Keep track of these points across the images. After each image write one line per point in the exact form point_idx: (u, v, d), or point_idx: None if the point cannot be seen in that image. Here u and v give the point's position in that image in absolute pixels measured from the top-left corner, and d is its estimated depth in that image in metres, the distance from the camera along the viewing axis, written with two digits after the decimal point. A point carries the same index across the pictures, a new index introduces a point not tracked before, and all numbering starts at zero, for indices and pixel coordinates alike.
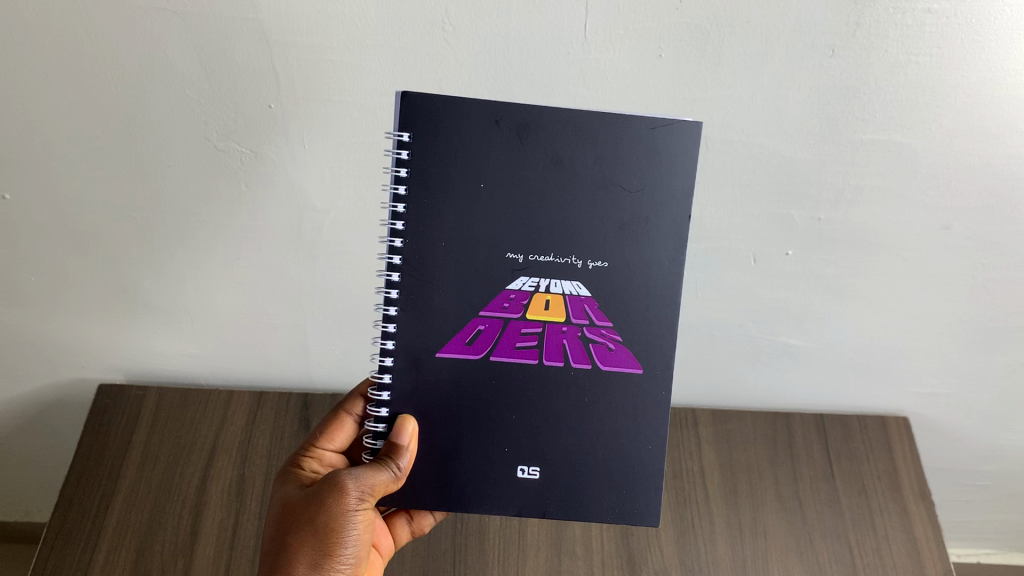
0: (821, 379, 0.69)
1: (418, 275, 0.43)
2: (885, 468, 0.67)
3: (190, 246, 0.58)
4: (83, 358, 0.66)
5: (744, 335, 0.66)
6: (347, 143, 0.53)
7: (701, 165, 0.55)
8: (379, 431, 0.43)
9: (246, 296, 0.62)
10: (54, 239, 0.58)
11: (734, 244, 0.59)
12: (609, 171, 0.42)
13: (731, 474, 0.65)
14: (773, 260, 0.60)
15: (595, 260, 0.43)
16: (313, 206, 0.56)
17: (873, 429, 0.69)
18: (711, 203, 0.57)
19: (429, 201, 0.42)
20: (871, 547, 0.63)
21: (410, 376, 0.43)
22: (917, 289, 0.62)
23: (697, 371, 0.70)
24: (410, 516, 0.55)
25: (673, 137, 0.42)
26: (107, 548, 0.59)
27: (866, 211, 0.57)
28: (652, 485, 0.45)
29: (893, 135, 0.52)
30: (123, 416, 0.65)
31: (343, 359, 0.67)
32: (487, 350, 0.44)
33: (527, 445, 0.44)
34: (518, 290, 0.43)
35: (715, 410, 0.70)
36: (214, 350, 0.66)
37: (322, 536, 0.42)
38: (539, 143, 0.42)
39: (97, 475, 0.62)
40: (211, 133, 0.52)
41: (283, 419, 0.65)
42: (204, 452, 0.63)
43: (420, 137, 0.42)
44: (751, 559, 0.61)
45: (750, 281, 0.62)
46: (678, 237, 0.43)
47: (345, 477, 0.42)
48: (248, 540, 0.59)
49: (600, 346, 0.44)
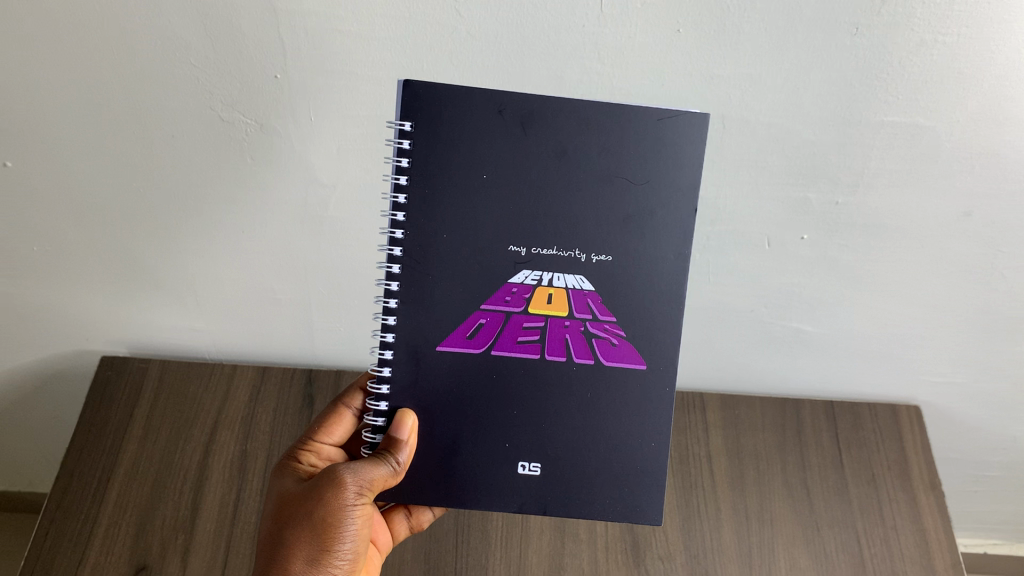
0: (832, 366, 0.68)
1: (419, 267, 0.42)
2: (895, 457, 0.66)
3: (197, 219, 0.58)
4: (87, 333, 0.66)
5: (757, 320, 0.65)
6: (352, 115, 0.52)
7: (717, 144, 0.53)
8: (378, 426, 0.42)
9: (252, 272, 0.61)
10: (56, 208, 0.57)
11: (750, 227, 0.58)
12: (614, 162, 0.42)
13: (737, 460, 0.64)
14: (788, 244, 0.59)
15: (599, 255, 0.42)
16: (319, 179, 0.55)
17: (883, 416, 0.68)
18: (726, 184, 0.55)
19: (431, 191, 0.42)
20: (879, 536, 0.62)
21: (410, 369, 0.43)
22: (934, 276, 0.60)
23: (706, 355, 0.68)
24: (409, 512, 0.54)
25: (680, 129, 0.42)
26: (107, 522, 0.59)
27: (883, 195, 0.55)
28: (656, 483, 0.44)
29: (915, 117, 0.51)
30: (126, 389, 0.65)
31: (346, 336, 0.66)
32: (488, 344, 0.43)
33: (528, 441, 0.43)
34: (521, 284, 0.42)
35: (723, 395, 0.68)
36: (217, 323, 0.66)
37: (320, 530, 0.41)
38: (543, 134, 0.41)
39: (98, 447, 0.62)
40: (216, 104, 0.51)
41: (286, 394, 0.65)
42: (206, 426, 0.63)
43: (422, 127, 0.41)
44: (757, 547, 0.61)
45: (764, 265, 0.60)
46: (685, 231, 0.42)
47: (343, 472, 0.42)
48: (249, 516, 0.59)
49: (603, 342, 0.43)
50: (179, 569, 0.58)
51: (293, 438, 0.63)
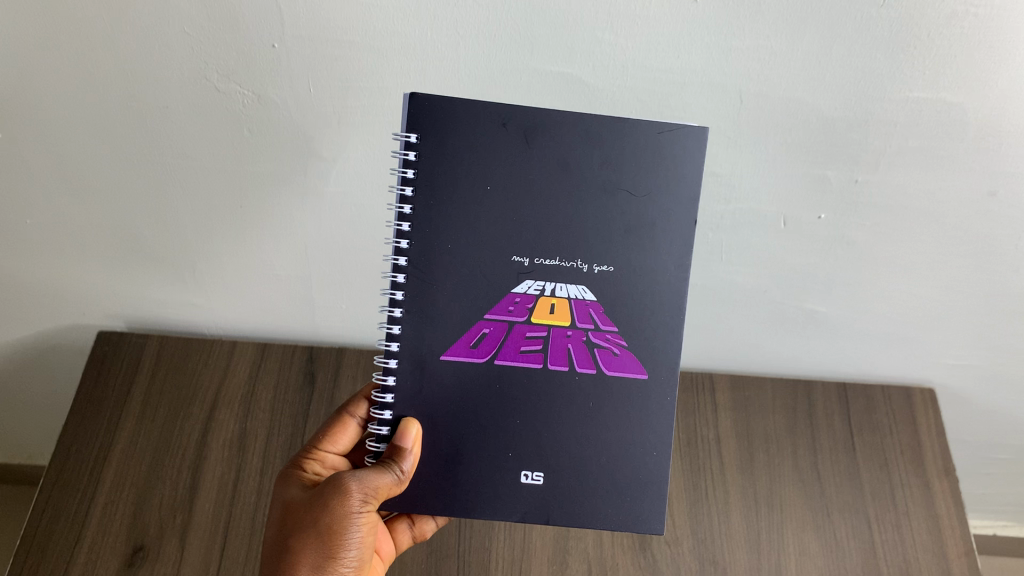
0: (847, 347, 0.66)
1: (424, 276, 0.43)
2: (909, 441, 0.65)
3: (193, 197, 0.57)
4: (87, 306, 0.65)
5: (769, 301, 0.63)
6: (354, 83, 0.50)
7: (734, 119, 0.51)
8: (383, 435, 0.43)
9: (250, 251, 0.60)
10: (51, 183, 0.56)
11: (765, 204, 0.56)
12: (615, 174, 0.43)
13: (747, 444, 0.64)
14: (805, 224, 0.57)
15: (601, 265, 0.43)
16: (318, 153, 0.54)
17: (897, 400, 0.67)
18: (741, 159, 0.54)
19: (437, 202, 0.42)
20: (891, 522, 0.62)
21: (415, 377, 0.43)
22: (954, 257, 0.59)
23: (717, 338, 0.66)
24: (412, 520, 0.54)
25: (680, 142, 0.42)
26: (105, 500, 0.59)
27: (905, 174, 0.54)
28: (658, 492, 0.44)
29: (943, 94, 0.49)
30: (123, 364, 0.65)
31: (347, 314, 0.65)
32: (492, 353, 0.43)
33: (531, 450, 0.44)
34: (524, 294, 0.43)
35: (733, 375, 0.68)
36: (214, 298, 0.64)
37: (325, 537, 0.41)
38: (546, 146, 0.42)
39: (94, 425, 0.62)
40: (211, 73, 0.50)
41: (287, 372, 0.65)
42: (204, 405, 0.63)
43: (428, 139, 0.42)
44: (765, 531, 0.61)
45: (779, 245, 0.59)
46: (685, 243, 0.43)
47: (348, 479, 0.42)
48: (250, 496, 0.60)
49: (605, 352, 0.44)
50: (177, 550, 0.58)
51: (293, 417, 0.63)
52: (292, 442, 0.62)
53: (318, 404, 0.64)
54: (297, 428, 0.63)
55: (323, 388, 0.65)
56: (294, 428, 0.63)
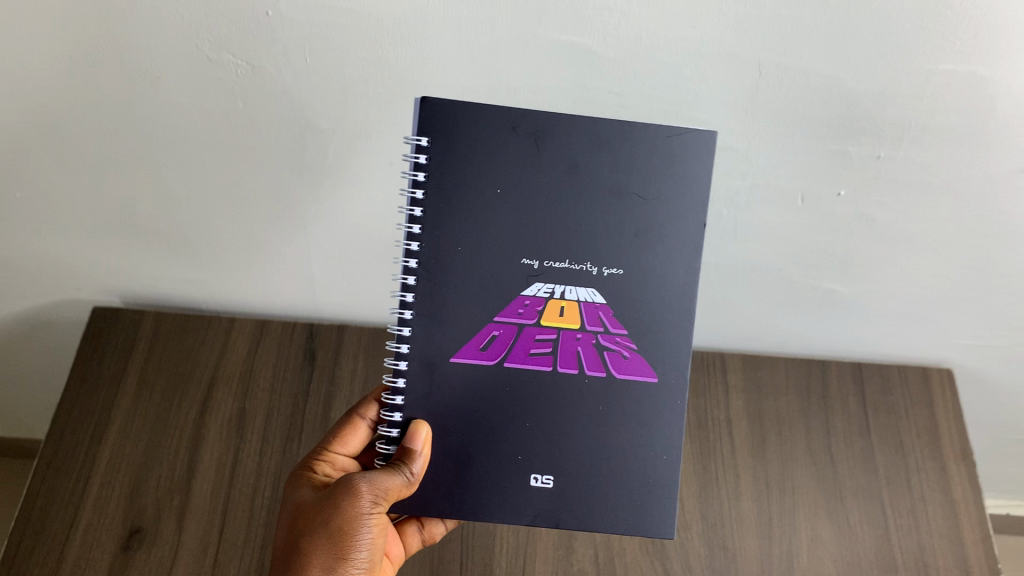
0: (863, 328, 0.65)
1: (434, 278, 0.43)
2: (925, 424, 0.65)
3: (188, 171, 0.55)
4: (83, 280, 0.65)
5: (785, 278, 0.61)
6: (351, 55, 0.47)
7: (751, 93, 0.48)
8: (393, 437, 0.43)
9: (251, 230, 0.59)
10: (38, 153, 0.54)
11: (783, 181, 0.53)
12: (624, 178, 0.43)
13: (759, 426, 0.64)
14: (823, 201, 0.54)
15: (610, 268, 0.43)
16: (316, 125, 0.51)
17: (913, 380, 0.67)
18: (759, 134, 0.50)
19: (447, 205, 0.43)
20: (906, 507, 0.62)
21: (425, 379, 0.43)
22: (979, 237, 0.56)
23: (731, 316, 0.66)
24: (422, 523, 0.54)
25: (688, 146, 0.43)
26: (101, 481, 0.60)
27: (931, 150, 0.50)
28: (668, 497, 0.44)
29: (975, 67, 0.45)
30: (119, 340, 0.66)
31: (355, 291, 0.65)
32: (502, 356, 0.43)
33: (541, 453, 0.44)
34: (533, 296, 0.43)
35: (745, 356, 0.67)
36: (211, 273, 0.64)
37: (336, 538, 0.41)
38: (555, 149, 0.43)
39: (90, 404, 0.63)
40: (203, 43, 0.47)
41: (286, 350, 0.65)
42: (203, 383, 0.64)
43: (438, 142, 0.42)
44: (776, 515, 0.61)
45: (795, 220, 0.56)
46: (694, 246, 0.43)
47: (359, 481, 0.42)
48: (248, 477, 0.61)
49: (614, 355, 0.44)
50: (175, 530, 0.59)
51: (293, 396, 0.64)
52: (291, 421, 0.63)
53: (318, 382, 0.64)
54: (297, 406, 0.63)
55: (323, 365, 0.65)
56: (293, 406, 0.63)
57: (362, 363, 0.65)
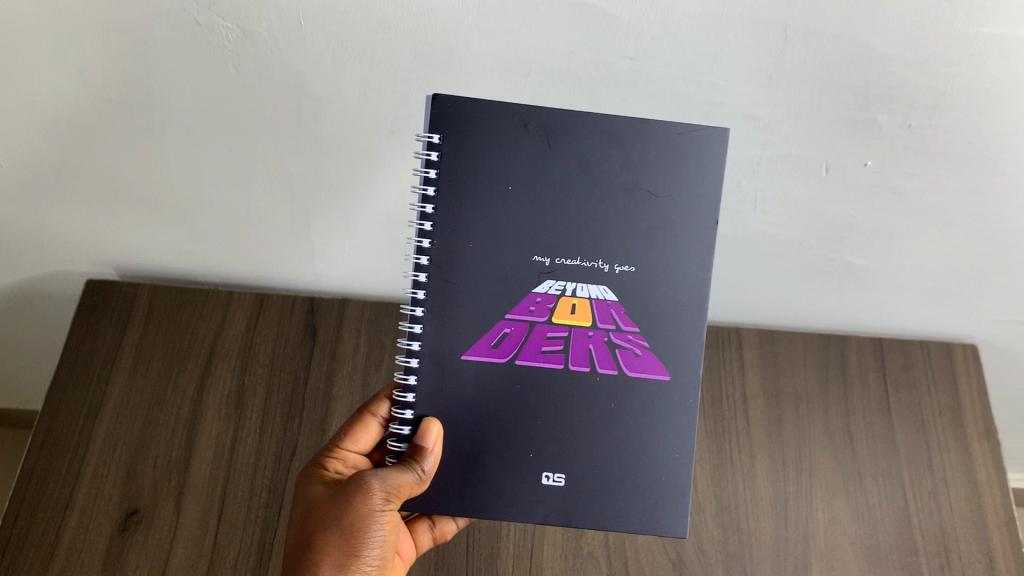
0: (885, 302, 0.64)
1: (446, 275, 0.43)
2: (948, 402, 0.65)
3: (183, 143, 0.53)
4: (76, 249, 0.64)
5: (806, 253, 0.59)
6: (348, 18, 0.45)
7: (776, 58, 0.45)
8: (404, 435, 0.43)
9: (249, 204, 0.58)
10: (20, 122, 0.51)
11: (807, 152, 0.51)
12: (635, 175, 0.43)
13: (776, 404, 0.64)
14: (848, 172, 0.52)
15: (622, 265, 0.43)
16: (312, 91, 0.49)
17: (937, 356, 0.66)
18: (782, 100, 0.47)
19: (458, 202, 0.43)
20: (927, 490, 0.62)
21: (436, 376, 0.43)
22: (1011, 211, 0.54)
23: (750, 292, 0.64)
24: (432, 521, 0.54)
25: (700, 143, 0.43)
26: (97, 461, 0.61)
27: (966, 118, 0.47)
28: (680, 495, 0.43)
29: (1018, 28, 0.42)
30: (113, 311, 0.66)
31: (366, 269, 0.65)
32: (513, 353, 0.43)
33: (553, 451, 0.43)
34: (545, 294, 0.43)
35: (762, 330, 0.67)
36: (207, 248, 0.63)
37: (348, 535, 0.41)
38: (566, 147, 0.43)
39: (85, 381, 0.64)
40: (190, 5, 0.44)
41: (286, 324, 0.66)
42: (201, 358, 0.64)
43: (450, 140, 0.42)
44: (792, 497, 0.61)
45: (817, 194, 0.54)
46: (706, 244, 0.43)
47: (371, 478, 0.42)
48: (248, 457, 0.62)
49: (626, 352, 0.44)
50: (172, 512, 0.60)
51: (293, 374, 0.64)
52: (292, 399, 0.63)
53: (319, 358, 0.65)
54: (297, 384, 0.64)
55: (324, 340, 0.65)
56: (294, 385, 0.64)
57: (364, 337, 0.65)
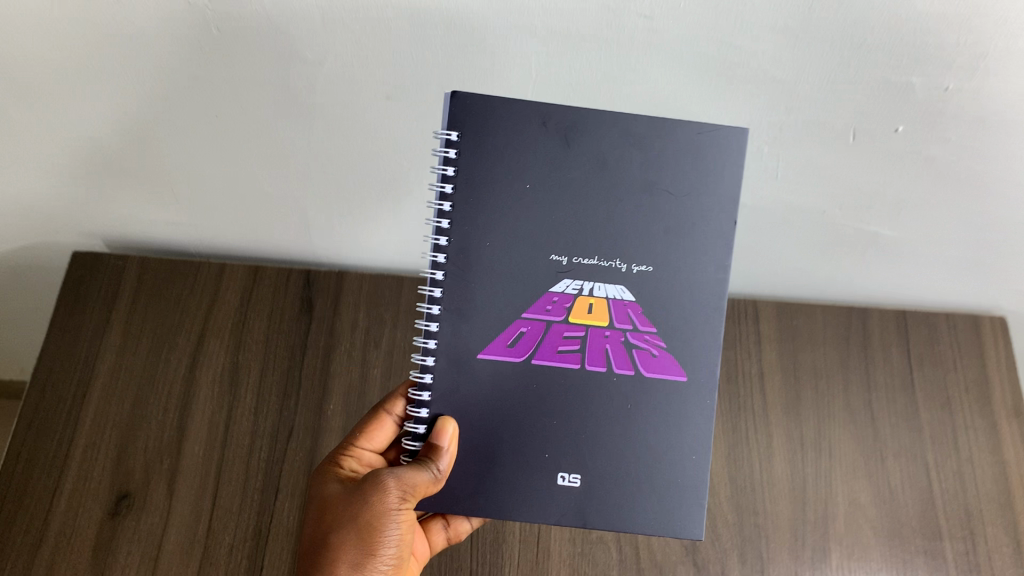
0: (907, 270, 0.63)
1: (462, 273, 0.43)
2: (975, 377, 0.65)
3: (168, 110, 0.51)
4: (69, 219, 0.64)
5: (826, 220, 0.58)
6: None
7: (808, 17, 0.42)
8: (419, 433, 0.43)
9: (241, 172, 0.57)
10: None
11: (836, 118, 0.49)
12: (654, 174, 0.43)
13: (794, 380, 0.64)
14: (878, 137, 0.50)
15: (639, 265, 0.43)
16: (301, 56, 0.46)
17: (963, 329, 0.66)
18: (812, 63, 0.45)
19: (475, 200, 0.43)
20: (952, 469, 0.62)
21: (452, 375, 0.43)
22: None
23: (768, 256, 0.63)
24: (447, 521, 0.53)
25: (718, 142, 0.43)
26: (84, 443, 0.61)
27: (1009, 80, 0.45)
28: (697, 496, 0.43)
29: None
30: (102, 285, 0.66)
31: (379, 242, 0.65)
32: (530, 353, 0.43)
33: (569, 452, 0.43)
34: (562, 293, 0.43)
35: (780, 303, 0.66)
36: (201, 219, 0.63)
37: (364, 534, 0.41)
38: (584, 145, 0.43)
39: (73, 358, 0.64)
40: None
41: (281, 299, 0.66)
42: (192, 336, 0.64)
43: (468, 137, 0.42)
44: (812, 480, 0.61)
45: (843, 162, 0.52)
46: (724, 244, 0.43)
47: (386, 476, 0.42)
48: (242, 439, 0.61)
49: (643, 353, 0.43)
50: (164, 497, 0.59)
51: (290, 352, 0.64)
52: (287, 376, 0.63)
53: (316, 334, 0.64)
54: (293, 363, 0.63)
55: (321, 316, 0.65)
56: (290, 363, 0.64)
57: (363, 313, 0.65)
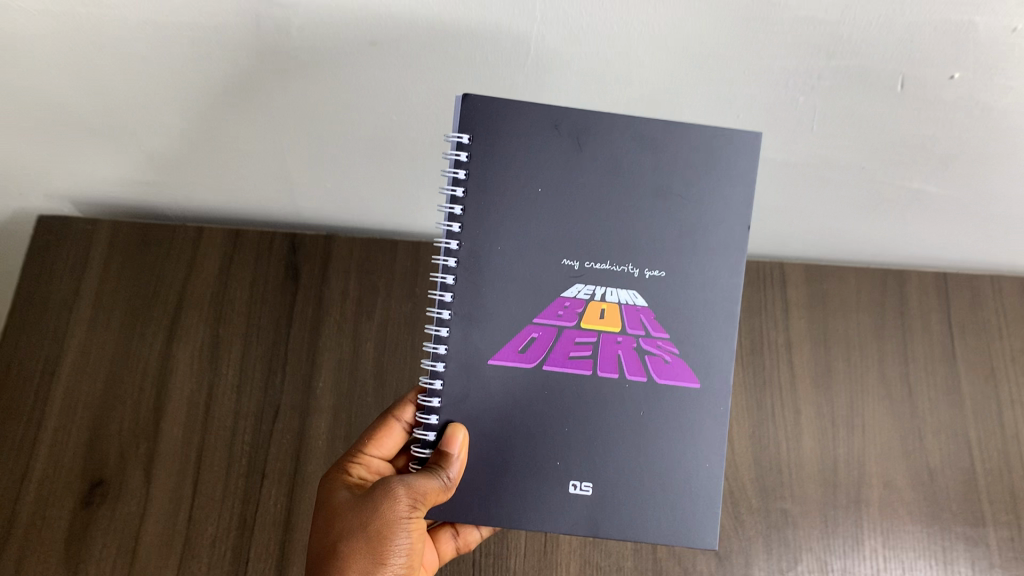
0: (952, 240, 0.61)
1: (472, 277, 0.42)
2: (1021, 346, 0.65)
3: (137, 95, 0.47)
4: (43, 184, 0.61)
5: (866, 180, 0.53)
6: None
7: None
8: (429, 441, 0.42)
9: (219, 148, 0.54)
10: None
11: (879, 65, 0.42)
12: (666, 178, 0.42)
13: (824, 351, 0.64)
14: (929, 85, 0.43)
15: (652, 270, 0.42)
16: (275, 36, 0.42)
17: (1008, 295, 0.66)
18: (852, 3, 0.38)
19: (487, 203, 0.42)
20: (996, 448, 0.62)
21: (462, 380, 0.42)
22: None
23: (801, 222, 0.60)
24: (455, 530, 0.53)
25: (732, 147, 0.42)
26: (54, 427, 0.61)
27: None
28: (711, 503, 0.42)
29: None
30: (70, 253, 0.66)
31: (391, 210, 0.63)
32: (541, 359, 0.42)
33: (581, 459, 0.42)
34: (573, 298, 0.42)
35: (808, 266, 0.66)
36: (176, 183, 0.60)
37: (374, 544, 0.41)
38: (597, 149, 0.42)
39: (41, 334, 0.64)
40: None
41: (263, 266, 0.65)
42: (167, 310, 0.64)
43: (479, 141, 0.42)
44: (844, 463, 0.61)
45: (886, 114, 0.46)
46: (738, 249, 0.42)
47: (396, 483, 0.41)
48: (224, 420, 0.61)
49: (656, 359, 0.43)
50: (142, 484, 0.59)
51: (274, 328, 0.64)
52: (270, 354, 0.63)
53: (301, 307, 0.64)
54: (278, 340, 0.63)
55: (306, 287, 0.65)
56: (274, 339, 0.63)
57: (352, 279, 0.65)
